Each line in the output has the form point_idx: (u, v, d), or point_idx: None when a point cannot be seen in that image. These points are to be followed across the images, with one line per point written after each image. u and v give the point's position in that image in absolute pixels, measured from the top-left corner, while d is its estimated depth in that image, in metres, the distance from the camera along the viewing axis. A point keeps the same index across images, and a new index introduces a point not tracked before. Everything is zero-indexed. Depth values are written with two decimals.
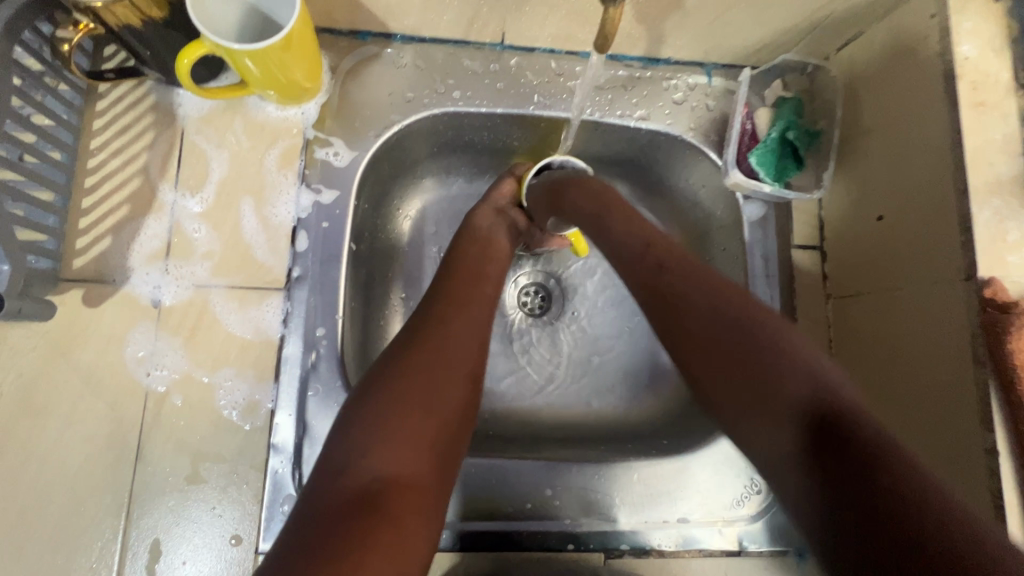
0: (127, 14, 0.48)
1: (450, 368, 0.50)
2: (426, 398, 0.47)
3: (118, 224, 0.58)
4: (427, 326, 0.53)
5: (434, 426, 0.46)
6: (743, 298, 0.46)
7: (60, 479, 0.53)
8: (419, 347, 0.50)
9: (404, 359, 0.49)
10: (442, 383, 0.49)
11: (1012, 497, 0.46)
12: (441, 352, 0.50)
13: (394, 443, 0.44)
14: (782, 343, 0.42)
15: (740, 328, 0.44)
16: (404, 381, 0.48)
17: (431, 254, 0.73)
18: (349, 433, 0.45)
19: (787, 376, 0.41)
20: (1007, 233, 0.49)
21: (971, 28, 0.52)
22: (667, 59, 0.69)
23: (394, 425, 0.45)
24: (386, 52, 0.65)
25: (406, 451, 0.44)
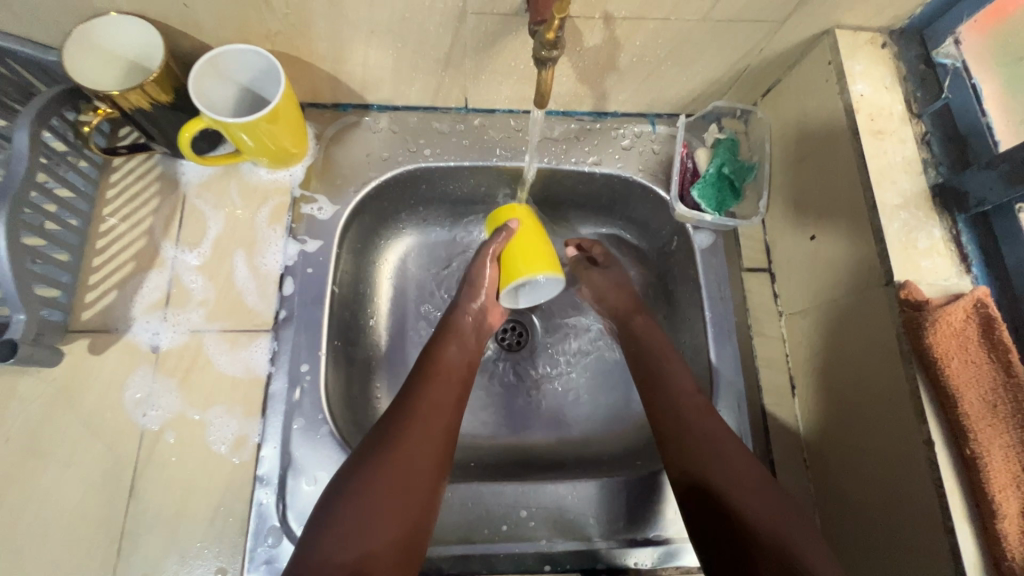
0: (139, 99, 0.57)
1: (427, 460, 0.55)
2: (400, 489, 0.52)
3: (124, 279, 0.65)
4: (404, 414, 0.57)
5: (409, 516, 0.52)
6: (692, 385, 0.63)
7: (58, 518, 0.56)
8: (397, 439, 0.55)
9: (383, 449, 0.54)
10: (419, 477, 0.54)
11: (951, 484, 0.49)
12: (418, 443, 0.55)
13: (370, 530, 0.50)
14: (733, 464, 0.56)
15: (698, 427, 0.60)
16: (383, 475, 0.52)
17: (413, 296, 0.79)
18: (333, 517, 0.50)
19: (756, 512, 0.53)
20: (918, 239, 0.55)
21: (862, 70, 0.61)
22: (613, 112, 0.77)
23: (372, 519, 0.50)
24: (365, 120, 0.74)
25: (384, 538, 0.50)
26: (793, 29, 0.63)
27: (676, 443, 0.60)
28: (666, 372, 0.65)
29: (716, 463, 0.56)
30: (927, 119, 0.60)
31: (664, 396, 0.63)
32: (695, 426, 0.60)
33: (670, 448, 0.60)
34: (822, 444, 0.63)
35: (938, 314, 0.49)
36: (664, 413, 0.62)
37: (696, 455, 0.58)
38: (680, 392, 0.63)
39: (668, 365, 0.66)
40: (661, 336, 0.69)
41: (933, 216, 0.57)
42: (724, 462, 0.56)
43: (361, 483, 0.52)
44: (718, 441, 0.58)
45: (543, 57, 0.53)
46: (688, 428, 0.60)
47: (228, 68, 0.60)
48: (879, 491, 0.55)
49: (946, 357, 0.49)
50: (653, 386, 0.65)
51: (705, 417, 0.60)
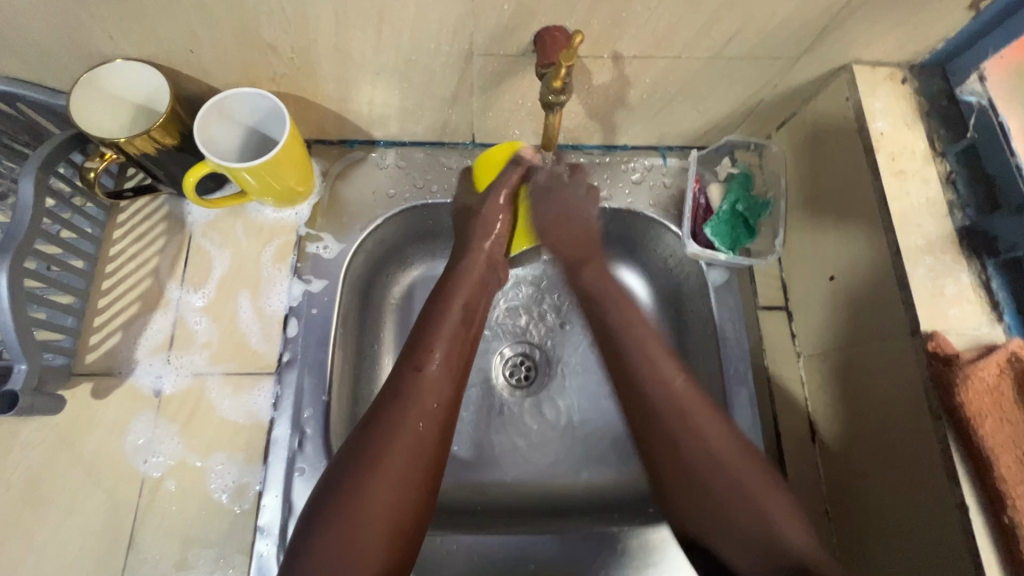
0: (144, 144, 0.57)
1: (394, 482, 0.48)
2: (369, 513, 0.47)
3: (128, 320, 0.64)
4: (381, 423, 0.50)
5: (383, 542, 0.47)
6: (683, 389, 0.54)
7: (57, 569, 0.56)
8: (373, 440, 0.50)
9: (353, 482, 0.48)
10: (387, 464, 0.48)
11: (989, 553, 0.46)
12: (397, 462, 0.49)
13: (348, 556, 0.45)
14: (744, 485, 0.51)
15: (673, 424, 0.53)
16: (355, 490, 0.47)
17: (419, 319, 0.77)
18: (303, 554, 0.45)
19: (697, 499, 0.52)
20: (946, 285, 0.53)
21: (882, 107, 0.59)
22: (623, 145, 0.76)
23: (343, 517, 0.46)
24: (371, 156, 0.74)
25: (364, 537, 0.46)
26: (809, 64, 0.61)
27: (668, 459, 0.53)
28: (661, 376, 0.55)
29: (706, 509, 0.51)
30: (952, 157, 0.58)
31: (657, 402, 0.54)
32: (689, 442, 0.52)
33: (653, 458, 0.54)
34: (847, 498, 0.60)
35: (969, 370, 0.47)
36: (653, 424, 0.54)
37: (678, 473, 0.52)
38: (670, 399, 0.54)
39: (636, 361, 0.57)
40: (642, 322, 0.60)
41: (961, 261, 0.54)
42: (665, 440, 0.53)
43: (328, 513, 0.46)
44: (720, 460, 0.51)
45: (551, 101, 0.52)
46: (678, 444, 0.52)
47: (234, 111, 0.60)
48: (910, 554, 0.52)
49: (980, 416, 0.46)
50: (652, 383, 0.55)
51: (707, 426, 0.53)
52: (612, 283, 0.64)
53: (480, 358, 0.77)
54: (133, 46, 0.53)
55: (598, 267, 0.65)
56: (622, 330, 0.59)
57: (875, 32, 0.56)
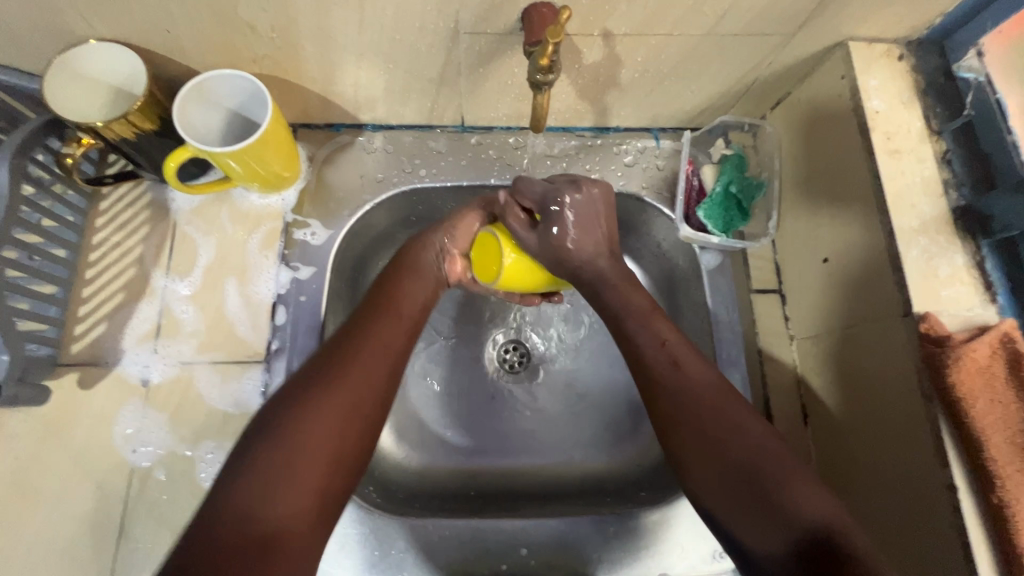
0: (123, 129, 0.55)
1: (357, 392, 0.44)
2: (314, 436, 0.41)
3: (113, 310, 0.63)
4: (336, 354, 0.47)
5: (327, 464, 0.41)
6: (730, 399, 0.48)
7: (48, 558, 0.56)
8: (335, 349, 0.47)
9: (323, 367, 0.45)
10: (350, 374, 0.45)
11: (977, 533, 0.46)
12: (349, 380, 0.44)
13: (280, 492, 0.38)
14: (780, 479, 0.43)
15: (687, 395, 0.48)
16: (298, 421, 0.41)
17: None
18: (241, 471, 0.39)
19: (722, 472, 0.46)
20: (940, 267, 0.52)
21: (878, 85, 0.58)
22: (616, 127, 0.74)
23: (292, 428, 0.41)
24: (358, 140, 0.72)
25: (306, 467, 0.40)
26: (804, 41, 0.59)
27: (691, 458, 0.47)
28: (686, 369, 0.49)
29: (734, 498, 0.45)
30: (948, 136, 0.57)
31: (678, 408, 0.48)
32: (742, 463, 0.45)
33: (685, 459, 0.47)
34: (840, 480, 0.60)
35: (961, 350, 0.47)
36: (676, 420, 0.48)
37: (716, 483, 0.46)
38: (712, 406, 0.47)
39: (688, 372, 0.49)
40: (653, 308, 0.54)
41: (955, 241, 0.53)
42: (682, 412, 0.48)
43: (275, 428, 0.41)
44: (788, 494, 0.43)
45: (539, 80, 0.50)
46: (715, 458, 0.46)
47: (215, 94, 0.59)
48: (902, 507, 0.52)
49: (971, 396, 0.46)
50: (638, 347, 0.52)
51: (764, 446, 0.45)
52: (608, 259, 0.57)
53: (472, 345, 0.77)
54: (108, 26, 0.52)
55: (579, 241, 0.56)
56: (618, 301, 0.54)
57: (871, 6, 0.54)
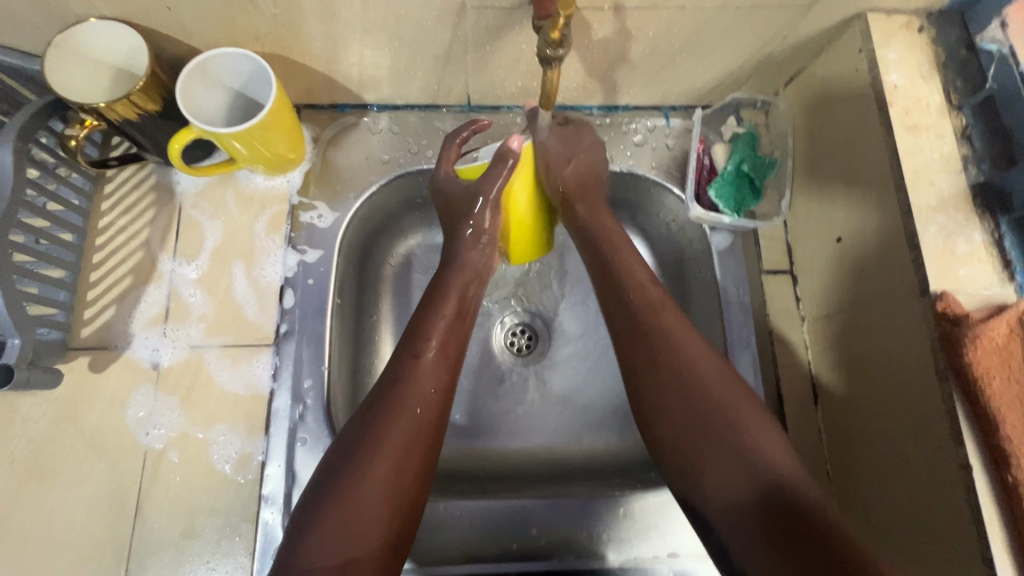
0: (126, 110, 0.55)
1: (398, 474, 0.48)
2: (371, 492, 0.46)
3: (122, 294, 0.63)
4: (395, 374, 0.52)
5: (388, 517, 0.47)
6: (712, 364, 0.52)
7: (66, 538, 0.56)
8: (364, 442, 0.48)
9: (350, 463, 0.47)
10: (385, 458, 0.48)
11: (991, 511, 0.46)
12: (393, 444, 0.48)
13: (354, 487, 0.46)
14: (755, 449, 0.48)
15: (690, 375, 0.51)
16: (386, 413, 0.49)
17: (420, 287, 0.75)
18: (304, 534, 0.45)
19: (705, 448, 0.49)
20: (958, 245, 0.51)
21: (897, 58, 0.56)
22: (625, 105, 0.73)
23: (381, 432, 0.48)
24: (363, 121, 0.71)
25: (383, 467, 0.47)
26: (821, 14, 0.58)
27: (692, 468, 0.49)
28: (677, 338, 0.53)
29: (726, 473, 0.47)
30: (968, 111, 0.55)
31: (665, 373, 0.52)
32: (729, 436, 0.48)
33: (672, 425, 0.51)
34: (851, 460, 0.60)
35: (978, 330, 0.46)
36: (658, 384, 0.52)
37: (703, 459, 0.48)
38: (700, 374, 0.51)
39: (676, 339, 0.53)
40: (658, 286, 0.56)
41: (973, 219, 0.52)
42: (688, 398, 0.50)
43: (331, 497, 0.46)
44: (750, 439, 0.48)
45: (548, 56, 0.47)
46: (703, 417, 0.50)
47: (218, 73, 0.57)
48: (914, 487, 0.52)
49: (987, 375, 0.46)
50: (650, 327, 0.54)
51: (732, 401, 0.50)
52: (606, 218, 0.60)
53: (479, 327, 0.77)
54: (108, 4, 0.50)
55: (606, 212, 0.60)
56: (650, 315, 0.54)
57: None
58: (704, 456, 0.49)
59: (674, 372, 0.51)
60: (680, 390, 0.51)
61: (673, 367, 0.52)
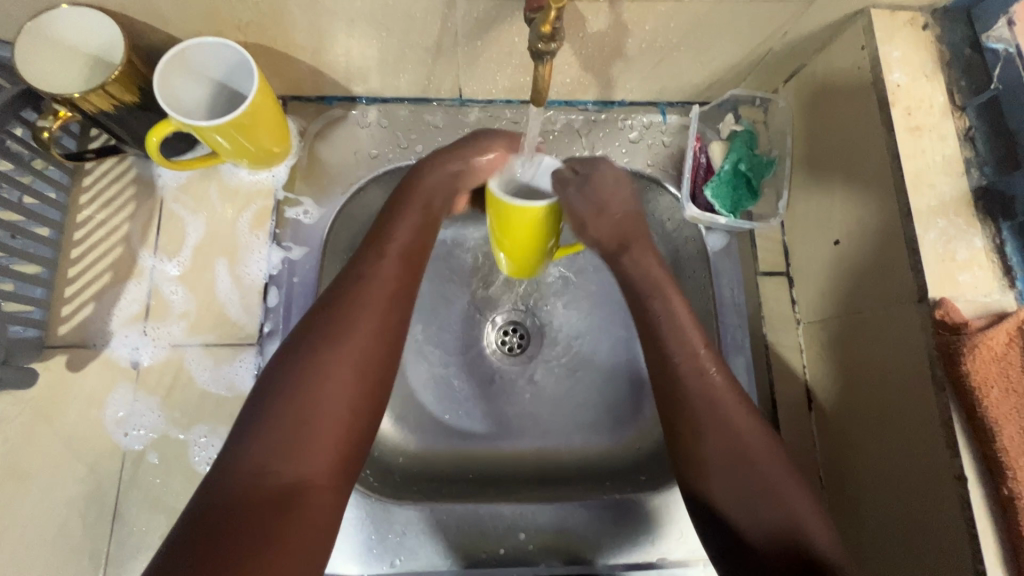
0: (101, 101, 0.53)
1: (354, 376, 0.44)
2: (329, 413, 0.42)
3: (101, 290, 0.61)
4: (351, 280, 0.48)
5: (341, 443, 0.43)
6: (750, 419, 0.50)
7: (44, 541, 0.55)
8: (319, 346, 0.44)
9: (296, 373, 0.43)
10: (344, 361, 0.44)
11: (985, 524, 0.45)
12: (351, 352, 0.44)
13: (305, 396, 0.42)
14: (780, 488, 0.48)
15: (716, 404, 0.50)
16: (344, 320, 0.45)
17: None
18: (246, 440, 0.40)
19: (726, 483, 0.49)
20: (958, 251, 0.50)
21: (900, 56, 0.55)
22: (621, 101, 0.71)
23: (337, 338, 0.45)
24: (352, 114, 0.69)
25: (338, 377, 0.43)
26: (823, 9, 0.56)
27: (720, 498, 0.49)
28: (737, 409, 0.50)
29: (750, 508, 0.48)
30: (972, 112, 0.54)
31: (727, 449, 0.49)
32: (756, 473, 0.48)
33: (722, 500, 0.49)
34: (844, 467, 0.59)
35: (977, 339, 0.45)
36: (710, 458, 0.49)
37: (726, 496, 0.49)
38: (728, 408, 0.50)
39: (730, 412, 0.50)
40: (712, 352, 0.53)
41: (975, 223, 0.51)
42: (721, 434, 0.50)
43: (278, 400, 0.42)
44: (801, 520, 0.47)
45: (541, 50, 0.45)
46: (742, 470, 0.49)
47: (198, 64, 0.55)
48: (908, 497, 0.51)
49: (984, 385, 0.45)
50: (693, 390, 0.51)
51: (786, 475, 0.48)
52: (660, 271, 0.55)
53: (470, 328, 0.75)
54: None
55: (644, 248, 0.55)
56: (669, 333, 0.53)
57: None
58: (729, 493, 0.49)
59: (705, 399, 0.50)
60: (704, 421, 0.50)
61: (698, 395, 0.51)
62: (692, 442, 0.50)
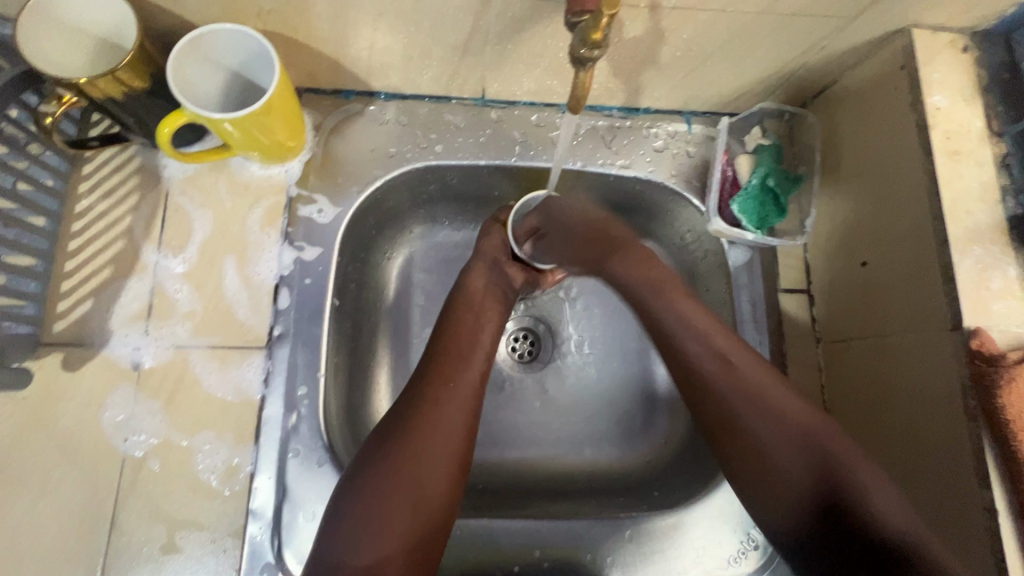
0: (109, 86, 0.49)
1: (432, 467, 0.48)
2: (411, 487, 0.46)
3: (100, 286, 0.58)
4: (424, 398, 0.51)
5: (418, 511, 0.46)
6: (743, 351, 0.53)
7: (35, 551, 0.52)
8: (394, 453, 0.48)
9: (376, 471, 0.47)
10: (414, 481, 0.47)
11: (1013, 558, 0.45)
12: (419, 491, 0.47)
13: (371, 537, 0.44)
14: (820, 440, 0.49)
15: (708, 337, 0.53)
16: (415, 460, 0.47)
17: (419, 303, 0.72)
18: (335, 529, 0.45)
19: (768, 437, 0.50)
20: (993, 279, 0.49)
21: (940, 78, 0.54)
22: (646, 108, 0.69)
23: (400, 476, 0.46)
24: (369, 109, 0.66)
25: (399, 525, 0.45)
26: (863, 26, 0.55)
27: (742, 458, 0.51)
28: (836, 458, 0.48)
29: (790, 437, 0.49)
30: (1009, 138, 0.53)
31: (791, 478, 0.49)
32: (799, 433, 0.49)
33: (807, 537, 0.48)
34: None
35: (1015, 372, 0.45)
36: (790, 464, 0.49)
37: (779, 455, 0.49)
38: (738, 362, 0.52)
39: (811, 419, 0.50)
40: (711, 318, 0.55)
41: (1009, 252, 0.50)
42: (743, 388, 0.51)
43: (366, 475, 0.47)
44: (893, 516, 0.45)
45: (583, 56, 0.43)
46: (758, 414, 0.50)
47: (214, 52, 0.52)
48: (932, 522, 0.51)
49: (1019, 419, 0.44)
50: (691, 337, 0.54)
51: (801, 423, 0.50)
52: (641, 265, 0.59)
53: None
54: None
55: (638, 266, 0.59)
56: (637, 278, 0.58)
57: None
58: (779, 452, 0.49)
59: (707, 342, 0.53)
60: (717, 370, 0.52)
61: (699, 340, 0.54)
62: (726, 434, 0.52)
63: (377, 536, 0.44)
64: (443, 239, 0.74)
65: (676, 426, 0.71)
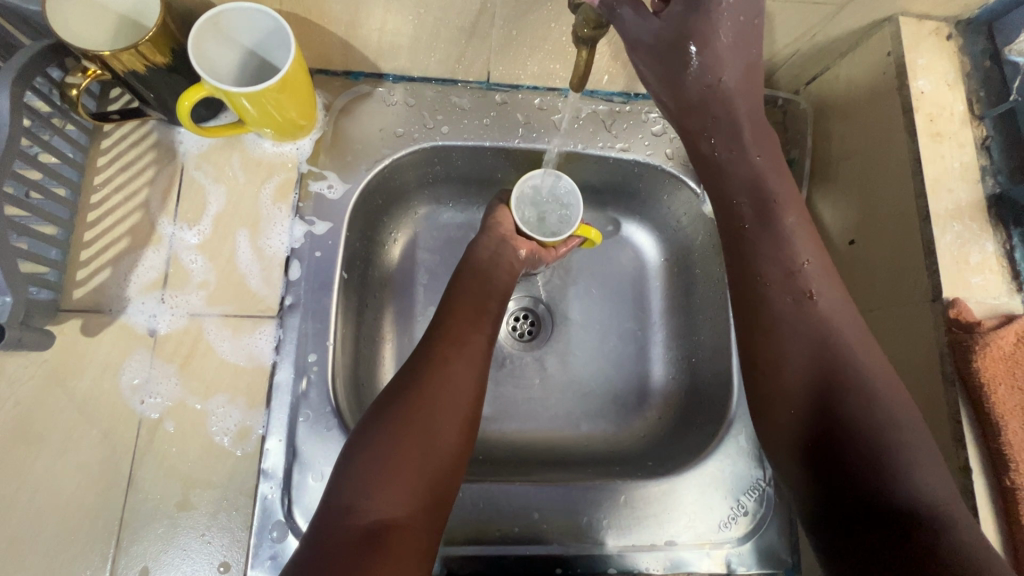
0: (133, 60, 0.51)
1: (443, 421, 0.50)
2: (422, 441, 0.49)
3: (118, 255, 0.60)
4: (433, 359, 0.54)
5: (427, 463, 0.48)
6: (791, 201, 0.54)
7: (55, 506, 0.54)
8: (404, 409, 0.50)
9: (388, 426, 0.49)
10: (425, 434, 0.49)
11: (986, 513, 0.47)
12: (430, 443, 0.49)
13: (382, 489, 0.46)
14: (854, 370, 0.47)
15: (775, 242, 0.53)
16: (427, 415, 0.50)
17: (423, 281, 0.74)
18: (345, 481, 0.47)
19: (776, 278, 0.52)
20: (971, 254, 0.52)
21: (925, 64, 0.56)
22: (645, 94, 0.72)
23: (410, 429, 0.49)
24: (378, 91, 0.69)
25: (410, 477, 0.47)
26: (853, 14, 0.57)
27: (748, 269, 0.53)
28: (870, 391, 0.46)
29: (786, 258, 0.52)
30: (989, 122, 0.56)
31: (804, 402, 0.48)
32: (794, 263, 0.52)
33: (791, 447, 0.49)
34: None
35: (989, 338, 0.47)
36: (789, 375, 0.50)
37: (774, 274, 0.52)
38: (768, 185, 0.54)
39: (840, 331, 0.49)
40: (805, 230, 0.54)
41: (987, 228, 0.53)
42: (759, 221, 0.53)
43: (377, 430, 0.49)
44: (897, 442, 0.44)
45: (586, 35, 0.46)
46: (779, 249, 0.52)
47: (232, 29, 0.54)
48: None
49: (993, 382, 0.47)
50: (754, 206, 0.54)
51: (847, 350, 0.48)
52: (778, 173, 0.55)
53: None
54: None
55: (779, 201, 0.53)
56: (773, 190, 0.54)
57: None
58: (779, 297, 0.51)
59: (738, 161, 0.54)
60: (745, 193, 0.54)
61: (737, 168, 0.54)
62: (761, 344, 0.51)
63: (388, 486, 0.46)
64: (446, 220, 0.77)
65: (670, 401, 0.74)
